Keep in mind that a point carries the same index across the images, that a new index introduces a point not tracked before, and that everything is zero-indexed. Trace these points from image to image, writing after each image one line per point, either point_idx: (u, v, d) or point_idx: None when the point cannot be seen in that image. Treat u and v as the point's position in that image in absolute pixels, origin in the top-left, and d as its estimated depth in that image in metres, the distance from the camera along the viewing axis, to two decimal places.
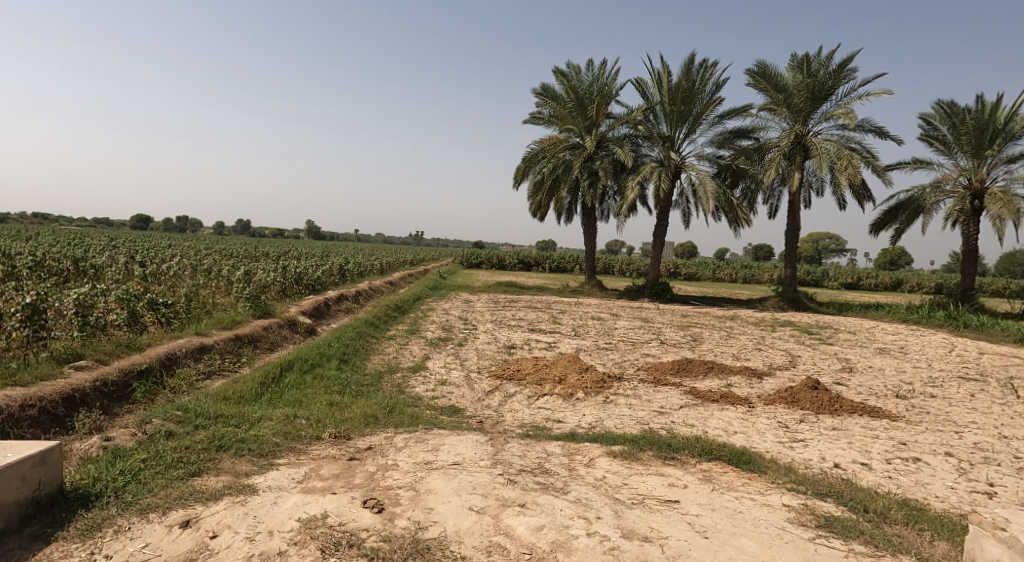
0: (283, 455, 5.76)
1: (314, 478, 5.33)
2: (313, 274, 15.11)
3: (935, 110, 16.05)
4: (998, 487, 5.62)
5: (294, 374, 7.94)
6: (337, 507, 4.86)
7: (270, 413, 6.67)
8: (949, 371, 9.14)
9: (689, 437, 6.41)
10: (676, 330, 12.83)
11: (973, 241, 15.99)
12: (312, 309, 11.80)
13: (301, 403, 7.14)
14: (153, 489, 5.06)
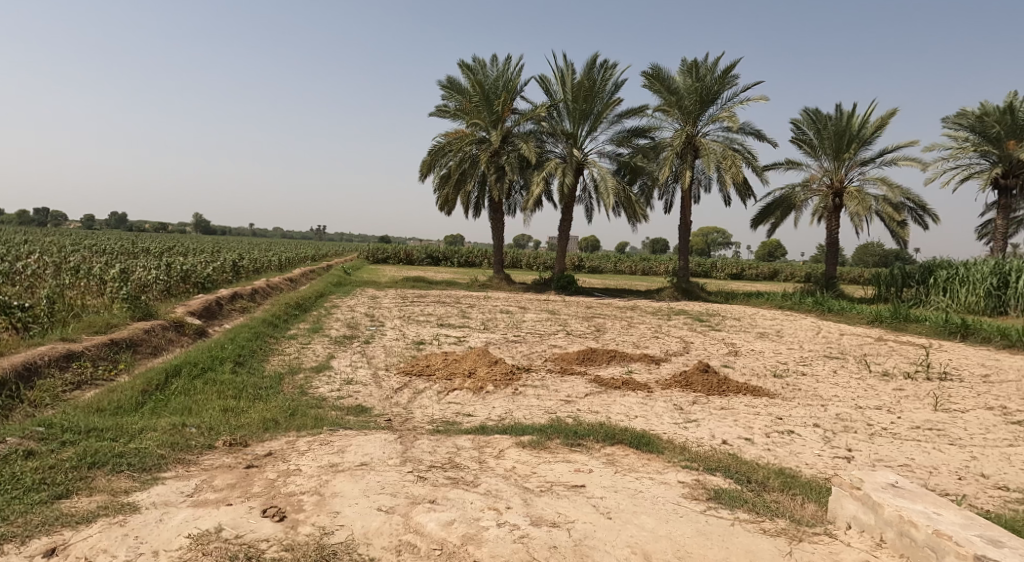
0: (169, 468, 5.66)
1: (206, 490, 5.29)
2: (202, 271, 14.56)
3: (804, 115, 17.48)
4: (857, 451, 6.39)
5: (181, 381, 7.71)
6: (232, 519, 4.86)
7: (153, 423, 6.49)
8: (816, 350, 10.19)
9: (594, 424, 6.84)
10: (581, 321, 13.43)
11: (835, 235, 17.63)
12: (202, 309, 11.40)
13: (190, 410, 6.98)
14: (8, 515, 4.81)
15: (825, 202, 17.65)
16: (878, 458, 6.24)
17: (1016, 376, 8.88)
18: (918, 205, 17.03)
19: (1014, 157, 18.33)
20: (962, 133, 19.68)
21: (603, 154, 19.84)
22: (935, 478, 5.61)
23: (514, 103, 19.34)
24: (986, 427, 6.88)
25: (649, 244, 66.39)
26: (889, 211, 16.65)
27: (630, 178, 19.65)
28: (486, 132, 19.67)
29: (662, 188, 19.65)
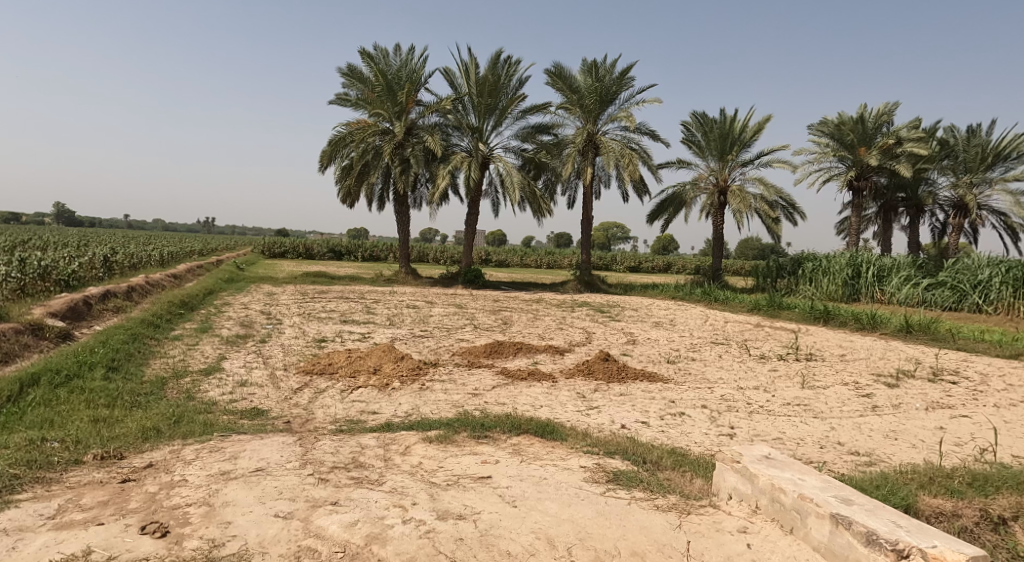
0: (25, 489, 5.20)
1: (72, 510, 4.91)
2: (66, 268, 13.59)
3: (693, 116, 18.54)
4: (739, 427, 6.99)
5: (41, 390, 7.26)
6: (104, 539, 4.55)
7: (7, 440, 6.03)
8: (705, 337, 10.96)
9: (500, 415, 7.08)
10: (488, 314, 13.70)
11: (720, 230, 18.86)
12: (67, 310, 10.68)
13: (52, 424, 6.53)
14: None
15: (711, 199, 18.86)
16: (757, 433, 6.84)
17: (868, 354, 10.04)
18: (788, 204, 18.59)
19: (866, 161, 20.26)
20: (823, 140, 21.48)
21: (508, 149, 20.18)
22: (802, 447, 6.25)
23: (419, 95, 19.31)
24: (844, 400, 7.74)
25: (554, 237, 68.02)
26: (765, 207, 17.99)
27: (535, 173, 20.11)
28: (390, 123, 19.50)
29: (565, 184, 20.24)
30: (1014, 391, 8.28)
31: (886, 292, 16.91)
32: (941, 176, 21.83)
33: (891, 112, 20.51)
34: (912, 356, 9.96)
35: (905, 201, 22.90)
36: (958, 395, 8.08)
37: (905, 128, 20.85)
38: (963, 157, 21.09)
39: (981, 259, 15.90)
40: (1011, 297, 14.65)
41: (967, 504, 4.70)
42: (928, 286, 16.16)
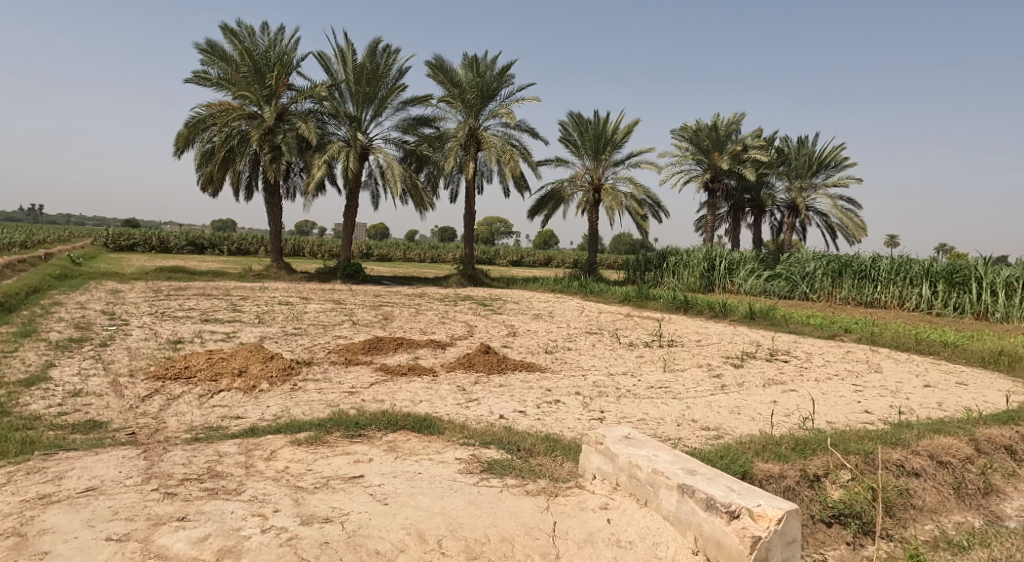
0: None
1: None
2: None
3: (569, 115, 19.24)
4: (608, 412, 7.36)
5: None
6: None
7: None
8: (580, 327, 11.45)
9: (376, 412, 7.00)
10: (367, 310, 13.49)
11: (595, 226, 19.71)
12: None
13: None
14: None
15: (587, 196, 19.68)
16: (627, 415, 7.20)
17: (718, 339, 11.08)
18: (653, 202, 19.87)
19: (719, 166, 22.02)
20: (683, 144, 23.04)
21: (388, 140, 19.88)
22: (661, 426, 6.75)
23: (290, 78, 18.58)
24: (698, 382, 8.49)
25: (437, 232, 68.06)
26: (634, 206, 19.07)
27: (416, 166, 19.98)
28: (257, 107, 18.57)
29: (448, 178, 20.26)
30: (830, 366, 9.57)
31: (735, 283, 18.97)
32: (778, 180, 23.99)
33: (740, 121, 22.27)
34: (756, 340, 11.11)
35: (751, 201, 24.72)
36: (789, 372, 9.17)
37: (750, 136, 22.65)
38: (795, 164, 23.33)
39: (807, 253, 18.63)
40: (830, 287, 17.52)
41: (790, 467, 5.31)
42: (767, 277, 18.57)
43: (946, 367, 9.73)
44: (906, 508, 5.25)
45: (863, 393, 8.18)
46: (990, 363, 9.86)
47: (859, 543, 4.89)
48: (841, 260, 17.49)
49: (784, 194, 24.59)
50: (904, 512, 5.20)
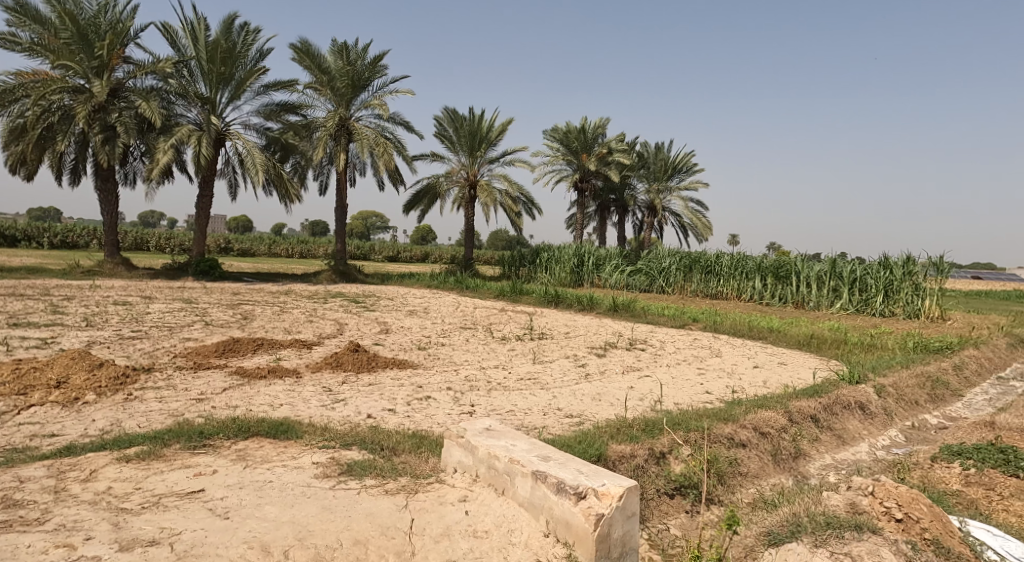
0: None
1: None
2: None
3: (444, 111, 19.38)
4: (479, 405, 7.37)
5: None
6: None
7: None
8: (454, 323, 11.54)
9: (225, 420, 6.41)
10: (224, 309, 12.72)
11: (471, 222, 19.94)
12: None
13: None
14: None
15: (462, 192, 19.81)
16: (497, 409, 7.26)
17: (584, 330, 11.66)
18: (527, 200, 20.44)
19: (587, 167, 23.06)
20: (554, 145, 23.78)
21: (248, 126, 18.89)
22: (528, 416, 6.99)
23: (124, 51, 17.12)
24: (564, 371, 8.94)
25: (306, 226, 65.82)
26: (508, 203, 19.47)
27: (281, 155, 19.15)
28: (84, 80, 16.87)
29: (317, 169, 19.62)
30: (678, 352, 10.37)
31: (602, 278, 19.90)
32: (639, 183, 25.40)
33: (605, 125, 23.27)
34: (619, 331, 11.80)
35: (616, 201, 25.98)
36: (644, 358, 9.89)
37: (614, 140, 23.72)
38: (653, 168, 24.80)
39: (664, 249, 19.85)
40: (683, 281, 18.89)
41: (639, 446, 6.11)
42: (630, 272, 19.68)
43: (771, 350, 10.94)
44: (734, 475, 6.17)
45: (704, 376, 9.00)
46: (805, 345, 11.22)
47: (696, 510, 5.75)
48: (692, 256, 18.88)
49: (645, 195, 26.13)
50: (733, 479, 6.11)
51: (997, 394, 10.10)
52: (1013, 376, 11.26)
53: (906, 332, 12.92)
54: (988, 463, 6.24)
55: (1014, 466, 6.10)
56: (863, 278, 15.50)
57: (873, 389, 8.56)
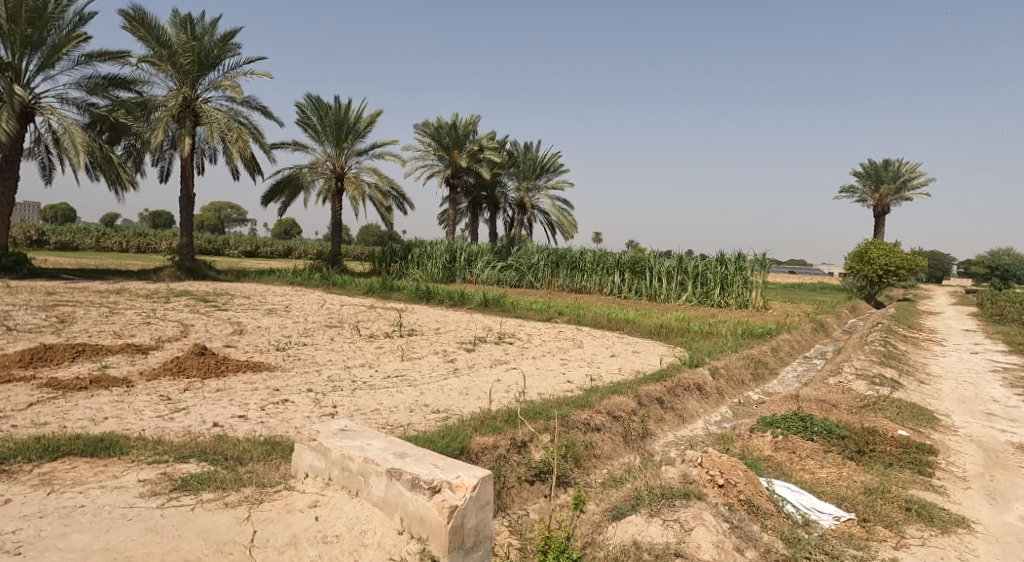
0: None
1: None
2: None
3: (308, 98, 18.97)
4: (341, 407, 7.08)
5: None
6: None
7: None
8: (319, 321, 11.14)
9: (30, 439, 5.42)
10: (35, 310, 11.08)
11: (338, 215, 19.40)
12: None
13: None
14: None
15: (329, 183, 19.26)
16: (358, 409, 7.02)
17: (454, 326, 11.74)
18: (397, 194, 20.25)
19: (459, 163, 23.18)
20: (425, 139, 23.61)
21: (66, 100, 17.08)
22: (393, 414, 6.97)
23: None
24: (433, 366, 9.00)
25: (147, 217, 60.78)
26: (379, 197, 19.31)
27: (112, 136, 17.59)
28: None
29: (155, 151, 18.34)
30: (545, 344, 10.78)
31: (473, 274, 20.16)
32: (509, 180, 25.89)
33: (476, 122, 23.51)
34: (489, 326, 12.00)
35: (487, 198, 26.30)
36: (511, 351, 10.15)
37: (484, 137, 24.02)
38: (522, 166, 25.36)
39: (532, 245, 20.39)
40: (550, 276, 19.60)
41: (502, 437, 6.31)
42: (500, 268, 20.10)
43: (626, 340, 11.62)
44: (590, 458, 6.65)
45: (567, 365, 9.46)
46: (656, 334, 12.07)
47: (554, 493, 6.10)
48: (558, 252, 19.58)
49: (514, 192, 26.71)
50: (588, 461, 6.58)
51: (804, 372, 11.63)
52: (816, 356, 13.29)
53: (736, 320, 14.39)
54: (792, 430, 7.44)
55: (810, 432, 7.35)
56: (704, 273, 17.25)
57: (709, 371, 9.51)
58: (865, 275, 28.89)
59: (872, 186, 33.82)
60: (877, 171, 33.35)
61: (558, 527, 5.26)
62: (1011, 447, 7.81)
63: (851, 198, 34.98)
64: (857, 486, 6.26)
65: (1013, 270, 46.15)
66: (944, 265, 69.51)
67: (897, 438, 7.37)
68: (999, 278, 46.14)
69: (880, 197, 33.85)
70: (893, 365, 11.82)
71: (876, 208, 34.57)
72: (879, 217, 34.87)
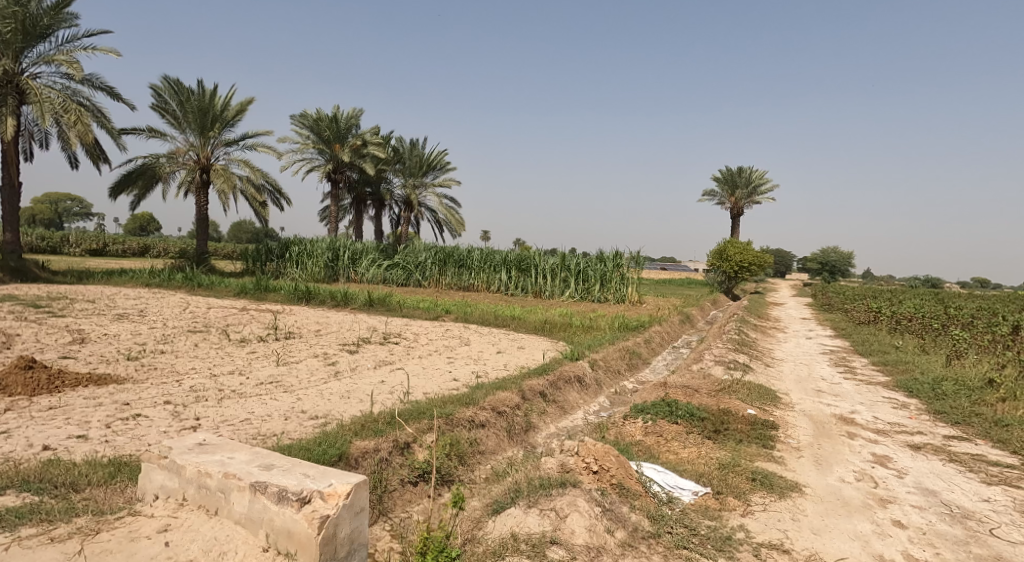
0: None
1: None
2: None
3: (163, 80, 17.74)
4: (203, 419, 6.48)
5: None
6: None
7: None
8: (180, 326, 10.23)
9: None
10: None
11: (204, 210, 18.09)
12: None
13: None
14: None
15: (192, 175, 17.91)
16: (222, 421, 6.46)
17: (336, 327, 11.19)
18: (273, 188, 19.22)
19: (340, 158, 22.34)
20: (304, 132, 22.52)
21: None
22: (266, 424, 6.48)
23: None
24: (312, 370, 8.51)
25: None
26: (252, 191, 18.27)
27: None
28: None
29: None
30: (432, 343, 10.55)
31: (358, 273, 19.55)
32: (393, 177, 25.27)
33: (358, 115, 22.74)
34: (373, 326, 11.62)
35: (371, 195, 25.52)
36: (397, 352, 9.82)
37: (368, 131, 23.30)
38: (407, 163, 24.84)
39: (419, 244, 20.01)
40: (438, 274, 19.34)
41: (384, 440, 6.03)
42: (386, 266, 19.53)
43: (512, 336, 11.60)
44: (474, 454, 6.54)
45: (452, 363, 9.28)
46: (541, 329, 12.19)
47: (437, 493, 5.92)
48: (445, 250, 19.39)
49: (399, 189, 26.16)
50: (473, 459, 6.46)
51: (672, 360, 12.22)
52: (683, 345, 14.04)
53: (613, 314, 14.89)
54: (660, 414, 7.70)
55: (674, 416, 7.64)
56: (585, 270, 17.75)
57: (588, 363, 9.70)
58: (723, 271, 30.96)
59: (728, 190, 36.33)
60: (732, 176, 35.78)
61: (437, 525, 5.05)
62: (834, 419, 8.55)
63: (711, 200, 37.38)
64: (712, 461, 6.62)
65: (838, 266, 51.85)
66: (786, 261, 76.65)
67: (746, 416, 7.86)
68: (829, 273, 51.80)
69: (735, 200, 36.41)
70: (744, 350, 12.68)
71: (732, 209, 37.14)
72: (734, 218, 37.51)
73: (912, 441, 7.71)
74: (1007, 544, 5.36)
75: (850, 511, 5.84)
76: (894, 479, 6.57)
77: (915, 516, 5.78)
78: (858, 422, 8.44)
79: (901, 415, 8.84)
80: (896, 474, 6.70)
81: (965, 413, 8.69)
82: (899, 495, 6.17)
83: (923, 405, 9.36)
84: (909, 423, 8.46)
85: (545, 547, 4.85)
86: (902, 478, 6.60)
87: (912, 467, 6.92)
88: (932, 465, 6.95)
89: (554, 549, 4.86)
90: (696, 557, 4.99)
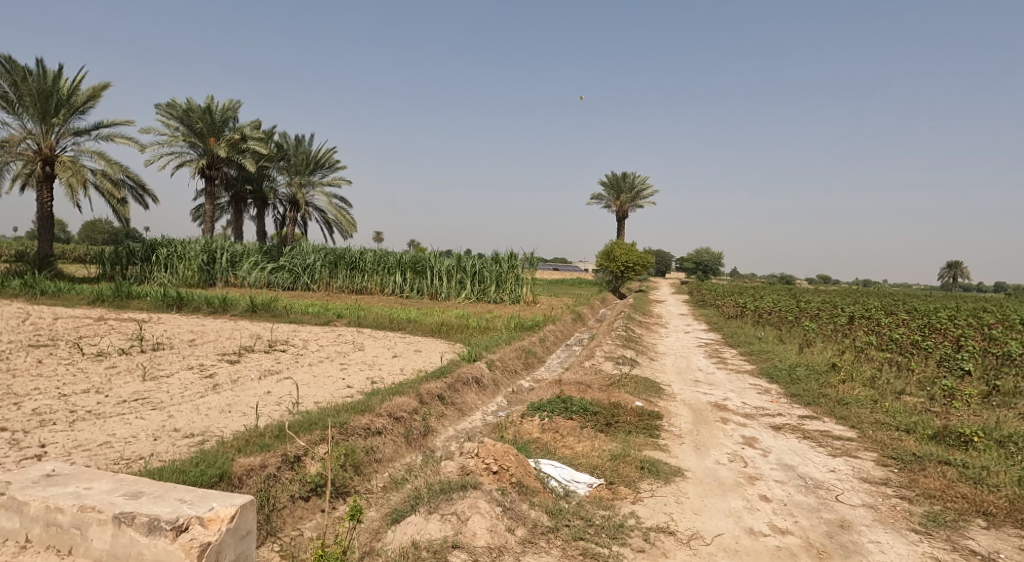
0: None
1: None
2: None
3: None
4: (49, 446, 5.59)
5: None
6: None
7: None
8: (19, 341, 8.95)
9: None
10: None
11: (47, 208, 16.20)
12: None
13: None
14: None
15: (31, 167, 15.98)
16: (73, 447, 5.59)
17: (214, 336, 10.26)
18: (136, 183, 17.55)
19: (216, 153, 20.79)
20: (172, 123, 20.78)
21: None
22: (131, 446, 5.70)
23: None
24: (187, 385, 7.65)
25: None
26: (108, 186, 16.57)
27: None
28: None
29: None
30: (323, 350, 9.89)
31: (238, 277, 18.32)
32: (277, 175, 23.91)
33: (236, 108, 21.33)
34: (255, 333, 10.77)
35: (253, 193, 24.01)
36: (284, 360, 9.11)
37: (247, 126, 21.93)
38: (293, 161, 23.58)
39: (306, 245, 18.98)
40: (328, 277, 18.49)
41: (271, 455, 5.45)
42: (271, 269, 18.39)
43: (408, 340, 11.13)
44: (371, 463, 6.09)
45: (346, 370, 8.70)
46: (438, 332, 11.81)
47: (333, 506, 5.43)
48: (336, 252, 18.55)
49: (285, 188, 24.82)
50: (369, 468, 6.02)
51: (566, 358, 12.25)
52: (575, 343, 14.13)
53: (509, 314, 14.78)
54: (556, 411, 7.56)
55: (570, 411, 7.52)
56: (480, 271, 17.59)
57: (485, 364, 9.44)
58: (610, 271, 31.83)
59: (614, 194, 37.39)
60: (617, 181, 36.91)
61: (331, 541, 4.59)
62: (709, 406, 8.79)
63: (598, 203, 38.44)
64: (605, 453, 6.55)
65: (710, 265, 55.13)
66: (665, 261, 80.61)
67: (633, 407, 7.89)
68: (702, 273, 54.93)
69: (620, 204, 37.55)
70: (631, 346, 12.93)
71: (618, 212, 38.26)
72: (619, 221, 38.76)
73: (773, 422, 8.05)
74: (850, 508, 5.62)
75: (724, 490, 5.92)
76: (760, 458, 6.78)
77: (777, 490, 5.95)
78: (730, 408, 8.73)
79: (764, 399, 9.27)
80: (761, 453, 6.93)
81: (815, 395, 9.23)
82: (764, 472, 6.36)
83: (781, 389, 9.86)
84: (770, 406, 8.85)
85: (446, 553, 4.53)
86: (766, 456, 6.83)
87: (774, 445, 7.18)
88: (790, 443, 7.26)
89: (455, 553, 4.56)
90: (593, 548, 4.83)
